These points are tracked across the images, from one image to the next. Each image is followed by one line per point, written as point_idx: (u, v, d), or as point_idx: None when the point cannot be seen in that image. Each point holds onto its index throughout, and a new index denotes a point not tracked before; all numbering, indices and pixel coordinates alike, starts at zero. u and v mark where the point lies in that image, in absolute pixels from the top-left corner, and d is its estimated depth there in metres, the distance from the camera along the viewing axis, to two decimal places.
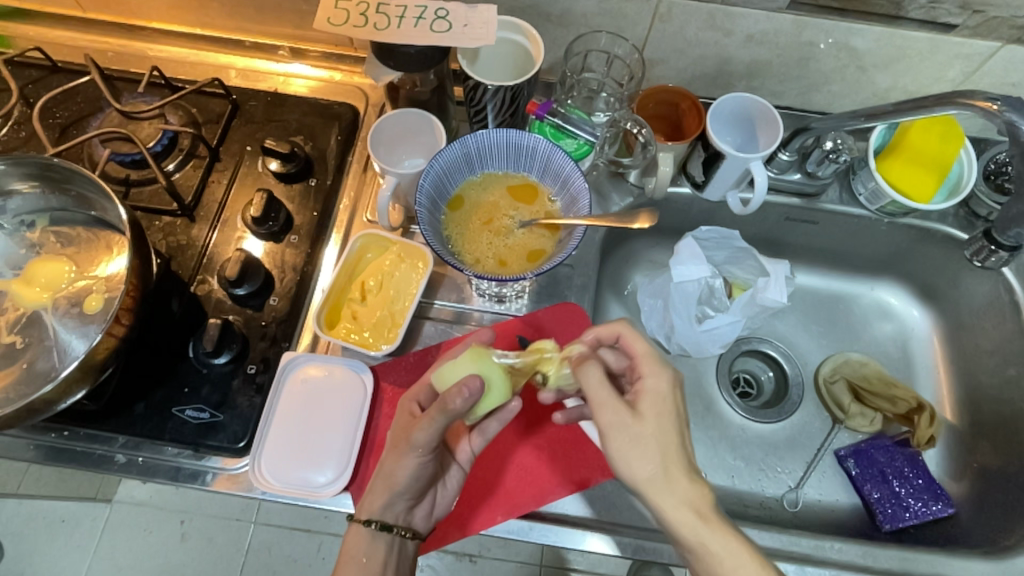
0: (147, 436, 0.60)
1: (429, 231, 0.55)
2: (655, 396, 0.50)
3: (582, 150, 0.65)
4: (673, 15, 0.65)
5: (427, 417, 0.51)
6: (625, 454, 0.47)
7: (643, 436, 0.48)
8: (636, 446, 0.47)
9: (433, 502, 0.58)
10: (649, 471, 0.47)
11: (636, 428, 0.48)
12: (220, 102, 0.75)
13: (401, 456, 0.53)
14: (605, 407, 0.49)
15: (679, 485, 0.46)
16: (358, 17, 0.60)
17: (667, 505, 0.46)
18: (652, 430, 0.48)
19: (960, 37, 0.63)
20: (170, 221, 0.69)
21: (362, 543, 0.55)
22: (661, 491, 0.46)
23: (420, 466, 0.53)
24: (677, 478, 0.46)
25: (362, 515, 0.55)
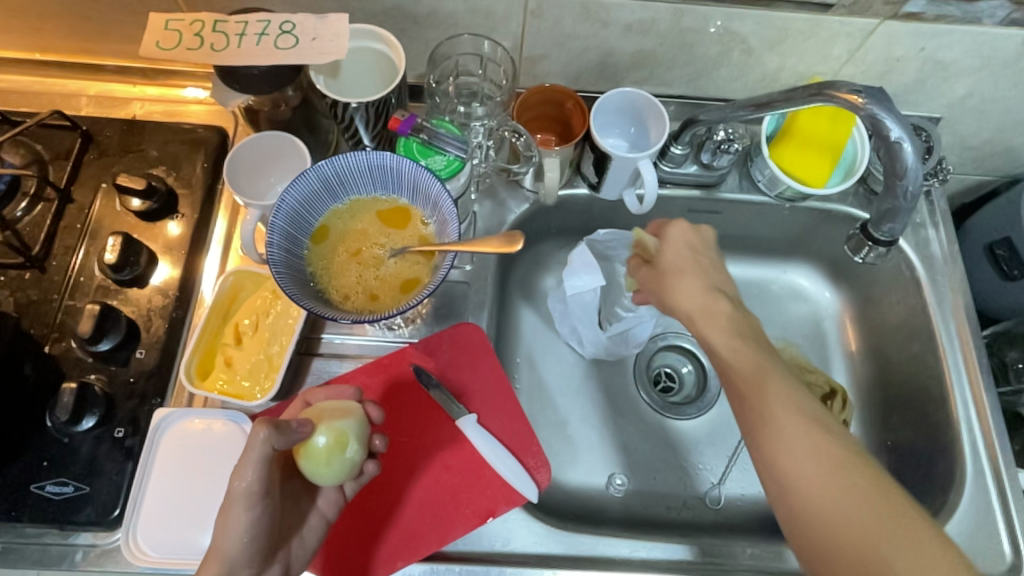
0: (3, 519, 0.55)
1: (285, 271, 0.50)
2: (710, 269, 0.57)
3: (452, 166, 0.59)
4: (544, 10, 0.61)
5: (245, 456, 0.45)
6: (679, 294, 0.56)
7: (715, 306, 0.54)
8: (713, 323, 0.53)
9: (287, 563, 0.50)
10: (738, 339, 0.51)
11: (687, 273, 0.56)
12: (69, 135, 0.68)
13: (227, 513, 0.45)
14: (678, 274, 0.56)
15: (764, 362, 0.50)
16: (192, 38, 0.54)
17: (765, 382, 0.48)
18: (701, 274, 0.56)
19: (839, 16, 0.61)
20: (18, 275, 0.62)
21: None
22: (745, 359, 0.50)
23: (252, 519, 0.45)
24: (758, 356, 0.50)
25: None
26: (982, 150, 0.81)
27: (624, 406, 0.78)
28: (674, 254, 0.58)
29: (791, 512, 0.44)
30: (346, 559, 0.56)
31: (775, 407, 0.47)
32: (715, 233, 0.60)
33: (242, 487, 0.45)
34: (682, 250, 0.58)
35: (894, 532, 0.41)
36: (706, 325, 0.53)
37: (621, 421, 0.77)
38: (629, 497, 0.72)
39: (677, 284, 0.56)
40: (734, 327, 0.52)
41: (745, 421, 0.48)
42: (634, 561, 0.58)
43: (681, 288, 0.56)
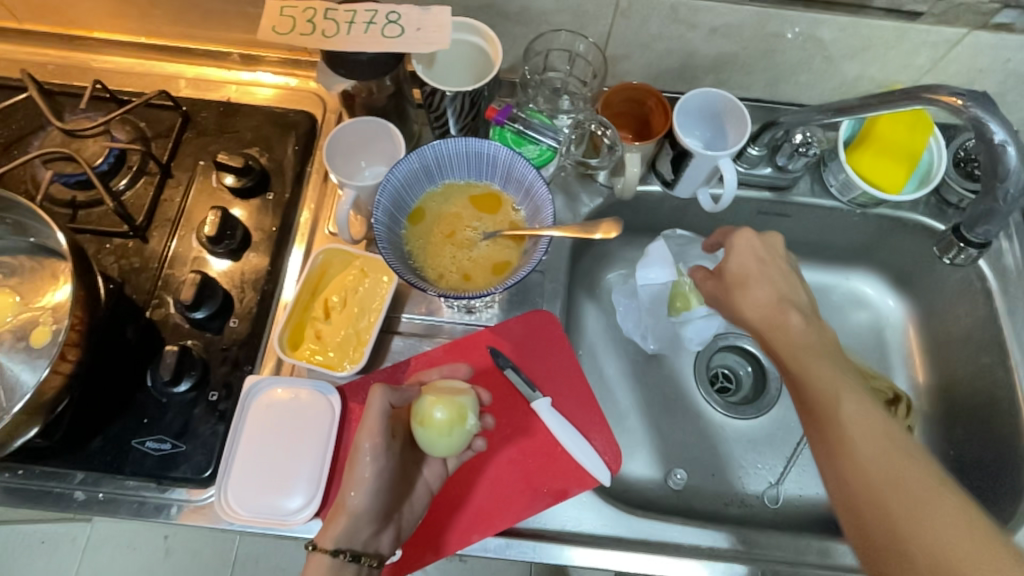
0: (106, 470, 0.58)
1: (388, 247, 0.53)
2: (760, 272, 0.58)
3: (544, 156, 0.65)
4: (634, 10, 0.63)
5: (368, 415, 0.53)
6: (743, 301, 0.58)
7: (769, 313, 0.57)
8: (763, 312, 0.57)
9: (399, 527, 0.55)
10: (771, 321, 0.56)
11: (754, 292, 0.58)
12: (170, 114, 0.72)
13: (355, 466, 0.53)
14: (740, 287, 0.59)
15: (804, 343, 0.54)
16: (305, 25, 0.57)
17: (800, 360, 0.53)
18: (775, 288, 0.58)
19: (926, 25, 0.62)
20: (122, 243, 0.66)
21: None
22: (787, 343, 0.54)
23: (377, 473, 0.53)
24: (797, 342, 0.54)
25: (321, 546, 0.50)
26: None
27: (684, 403, 0.79)
28: (739, 262, 0.59)
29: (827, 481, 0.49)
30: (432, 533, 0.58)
31: (842, 415, 0.48)
32: (782, 241, 0.61)
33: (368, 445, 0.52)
34: (746, 261, 0.59)
35: (956, 527, 0.42)
36: (776, 340, 0.55)
37: (680, 416, 0.78)
38: (688, 490, 0.73)
39: (743, 300, 0.58)
40: (774, 314, 0.56)
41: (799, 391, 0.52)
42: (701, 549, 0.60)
43: (747, 305, 0.58)
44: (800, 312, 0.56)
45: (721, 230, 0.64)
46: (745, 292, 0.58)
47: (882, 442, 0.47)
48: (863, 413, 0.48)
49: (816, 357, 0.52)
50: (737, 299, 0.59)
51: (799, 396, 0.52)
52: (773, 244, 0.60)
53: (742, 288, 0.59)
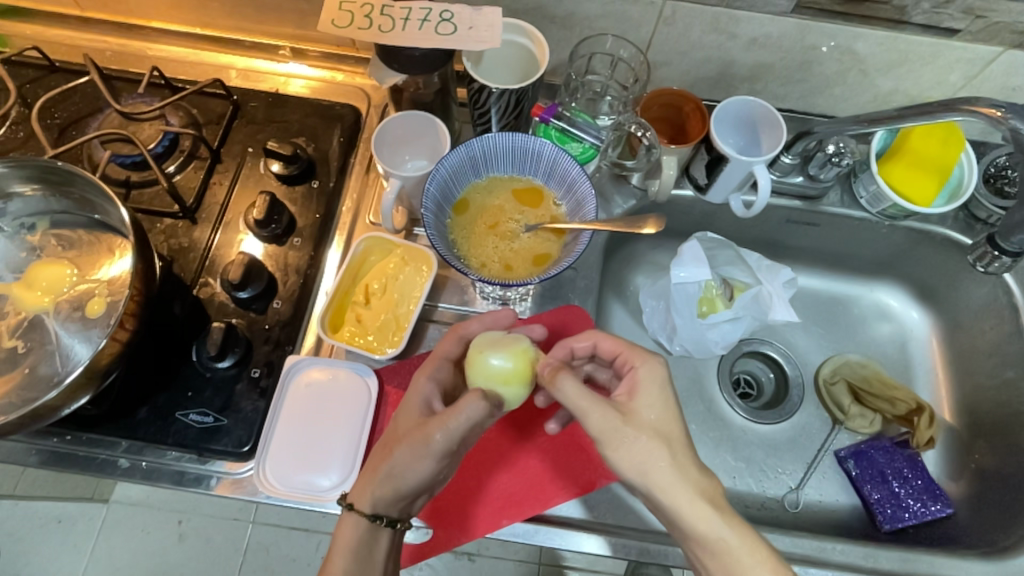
0: (150, 440, 0.60)
1: (435, 234, 0.55)
2: (649, 385, 0.52)
3: (587, 153, 0.66)
4: (677, 18, 0.65)
5: (410, 395, 0.56)
6: (621, 455, 0.49)
7: (649, 472, 0.48)
8: (625, 445, 0.49)
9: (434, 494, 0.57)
10: (646, 458, 0.48)
11: (621, 434, 0.49)
12: (222, 103, 0.75)
13: (416, 457, 0.51)
14: (593, 411, 0.49)
15: (693, 477, 0.48)
16: (362, 19, 0.60)
17: (682, 503, 0.47)
18: (658, 425, 0.50)
19: (962, 42, 0.64)
20: (171, 224, 0.68)
21: (359, 533, 0.53)
22: (678, 488, 0.47)
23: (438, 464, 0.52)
24: (689, 471, 0.48)
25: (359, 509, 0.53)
26: None
27: (706, 405, 0.80)
28: (648, 401, 0.51)
29: None
30: (449, 511, 0.60)
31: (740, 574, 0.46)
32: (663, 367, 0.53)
33: (402, 422, 0.55)
34: (639, 402, 0.51)
35: None
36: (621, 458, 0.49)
37: (702, 417, 0.79)
38: None
39: (606, 434, 0.49)
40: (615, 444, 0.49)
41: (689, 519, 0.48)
42: None
43: (613, 449, 0.49)
44: (673, 447, 0.49)
45: (605, 340, 0.57)
46: (613, 446, 0.49)
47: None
48: (755, 561, 0.46)
49: (698, 503, 0.47)
50: (608, 444, 0.49)
51: (669, 517, 0.49)
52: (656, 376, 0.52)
53: (630, 416, 0.50)
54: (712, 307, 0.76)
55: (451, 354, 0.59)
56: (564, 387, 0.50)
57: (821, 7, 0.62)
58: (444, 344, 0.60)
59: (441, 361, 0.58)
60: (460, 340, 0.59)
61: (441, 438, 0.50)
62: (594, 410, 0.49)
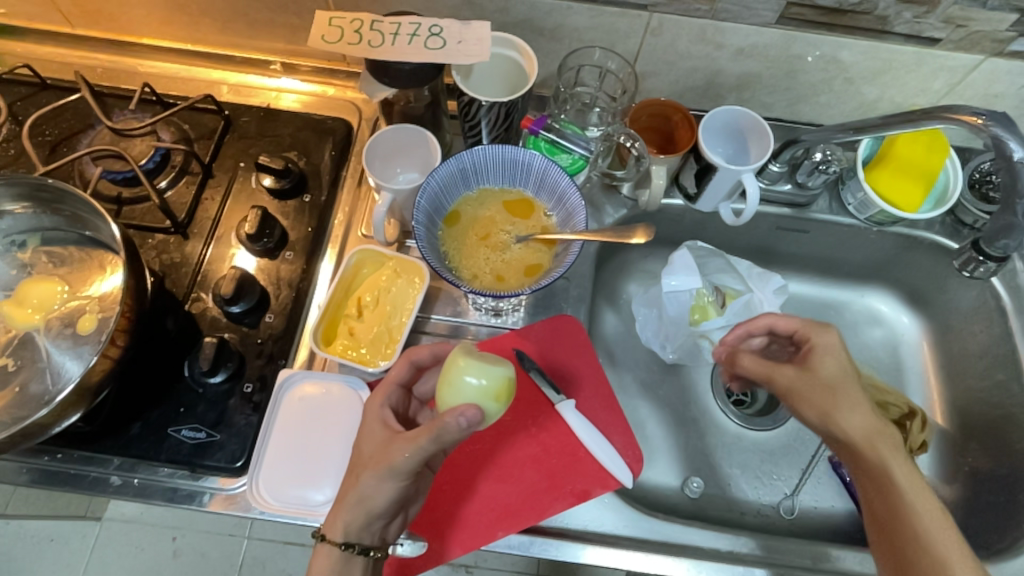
0: (142, 457, 0.59)
1: (426, 247, 0.55)
2: (829, 351, 0.55)
3: (577, 165, 0.67)
4: (664, 29, 0.66)
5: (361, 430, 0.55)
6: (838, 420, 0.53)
7: (862, 429, 0.53)
8: (817, 394, 0.54)
9: (404, 515, 0.57)
10: (830, 409, 0.53)
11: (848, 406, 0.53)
12: (213, 118, 0.75)
13: (379, 479, 0.51)
14: (775, 371, 0.57)
15: (869, 425, 0.53)
16: (352, 35, 0.60)
17: (878, 448, 0.52)
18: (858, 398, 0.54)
19: (944, 50, 0.65)
20: (163, 239, 0.68)
21: (333, 564, 0.53)
22: (874, 438, 0.52)
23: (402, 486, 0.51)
24: (869, 421, 0.53)
25: (331, 538, 0.53)
26: None
27: (701, 413, 0.80)
28: (831, 364, 0.55)
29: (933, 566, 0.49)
30: (436, 519, 0.60)
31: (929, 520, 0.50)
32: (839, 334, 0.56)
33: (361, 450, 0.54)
34: (829, 363, 0.55)
35: None
36: (880, 458, 0.52)
37: (696, 425, 0.79)
38: (704, 499, 0.74)
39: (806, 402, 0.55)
40: (798, 396, 0.55)
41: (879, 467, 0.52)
42: (719, 552, 0.61)
43: (833, 414, 0.53)
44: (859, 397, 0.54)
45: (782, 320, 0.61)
46: (804, 403, 0.55)
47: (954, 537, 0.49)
48: (932, 508, 0.51)
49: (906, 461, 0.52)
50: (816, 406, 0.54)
51: (860, 463, 0.54)
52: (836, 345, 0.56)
53: (808, 373, 0.55)
54: (704, 314, 0.77)
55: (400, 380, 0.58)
56: (745, 360, 0.60)
57: (804, 17, 0.63)
58: (396, 367, 0.58)
59: (392, 387, 0.58)
60: (411, 365, 0.58)
61: (408, 463, 0.50)
62: (776, 369, 0.57)
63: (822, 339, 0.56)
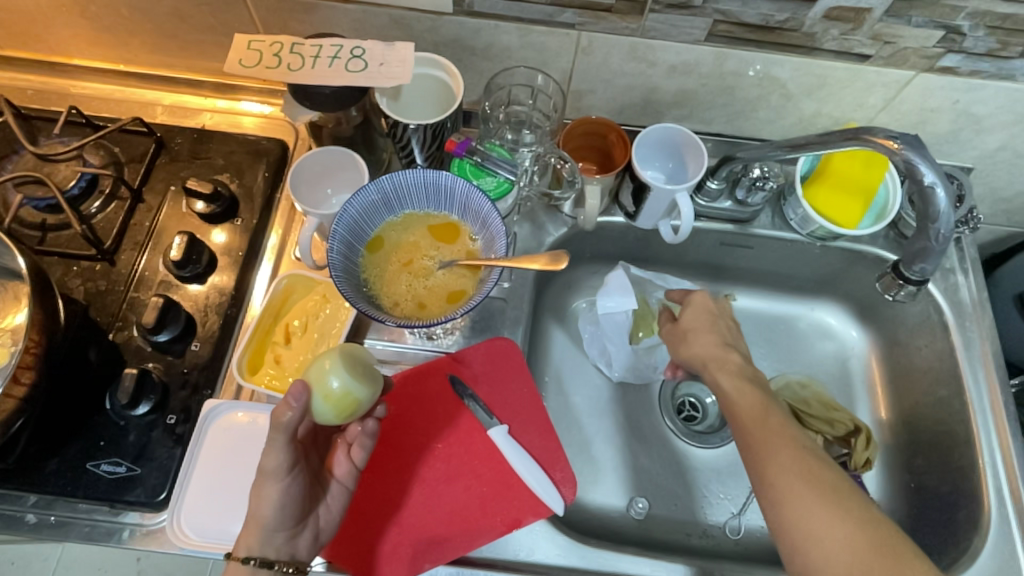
0: (59, 494, 0.58)
1: (343, 276, 0.54)
2: (699, 307, 0.65)
3: (502, 188, 0.65)
4: (595, 47, 0.65)
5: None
6: (697, 347, 0.62)
7: (711, 355, 0.61)
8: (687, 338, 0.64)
9: (316, 528, 0.55)
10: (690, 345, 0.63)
11: (705, 335, 0.63)
12: (144, 140, 0.74)
13: (261, 485, 0.52)
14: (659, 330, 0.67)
15: (718, 352, 0.61)
16: (271, 58, 0.59)
17: (718, 373, 0.60)
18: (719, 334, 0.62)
19: (876, 66, 0.64)
20: (89, 266, 0.67)
21: None
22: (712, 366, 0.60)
23: (285, 488, 0.52)
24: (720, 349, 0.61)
25: (235, 553, 0.51)
26: (1013, 203, 0.84)
27: (648, 431, 0.79)
28: (694, 318, 0.65)
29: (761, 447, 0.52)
30: (357, 551, 0.58)
31: (766, 424, 0.53)
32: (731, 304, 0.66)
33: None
34: (697, 318, 0.64)
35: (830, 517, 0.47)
36: (716, 372, 0.59)
37: (643, 444, 0.78)
38: (649, 520, 0.73)
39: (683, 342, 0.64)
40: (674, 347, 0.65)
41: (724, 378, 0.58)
42: None
43: (693, 345, 0.63)
44: (720, 336, 0.62)
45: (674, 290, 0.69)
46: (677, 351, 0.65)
47: (796, 436, 0.52)
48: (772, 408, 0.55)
49: (752, 385, 0.57)
50: (687, 341, 0.63)
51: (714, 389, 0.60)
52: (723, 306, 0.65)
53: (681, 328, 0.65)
54: (647, 330, 0.78)
55: None
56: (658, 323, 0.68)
57: (733, 34, 0.62)
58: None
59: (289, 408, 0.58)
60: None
61: (269, 462, 0.51)
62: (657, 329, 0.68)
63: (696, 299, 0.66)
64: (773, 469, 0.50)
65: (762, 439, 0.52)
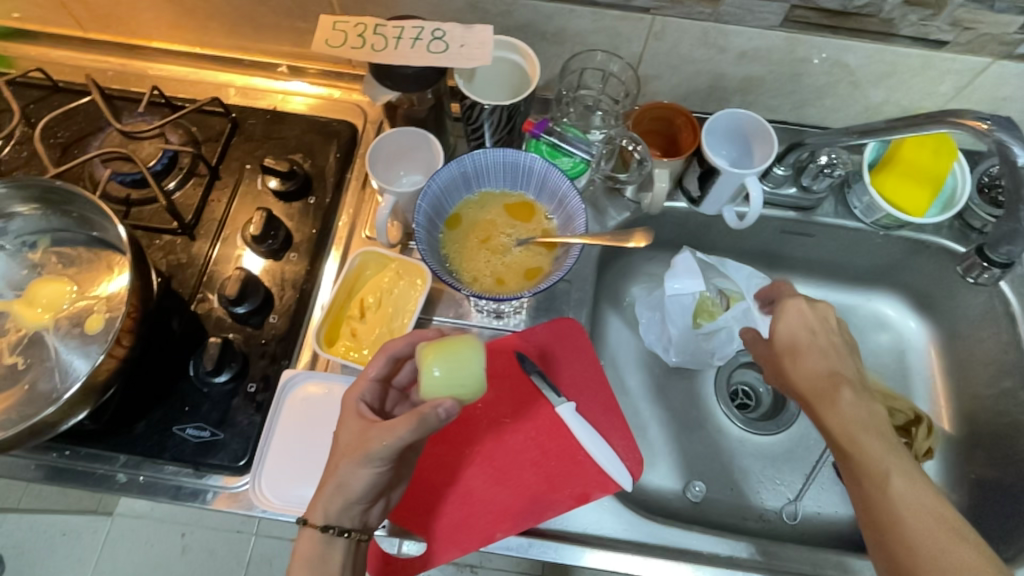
0: (147, 455, 0.60)
1: (426, 250, 0.56)
2: (798, 321, 0.60)
3: (578, 168, 0.67)
4: (667, 33, 0.66)
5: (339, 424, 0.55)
6: (801, 385, 0.59)
7: (814, 376, 0.58)
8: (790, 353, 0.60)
9: (387, 498, 0.57)
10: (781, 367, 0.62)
11: (815, 364, 0.58)
12: (220, 120, 0.76)
13: (357, 467, 0.51)
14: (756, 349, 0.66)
15: (814, 369, 0.58)
16: (356, 38, 0.61)
17: (823, 394, 0.56)
18: (828, 368, 0.58)
19: (951, 53, 0.64)
20: (170, 240, 0.69)
21: (316, 546, 0.53)
22: (810, 388, 0.58)
23: (380, 471, 0.51)
24: (819, 365, 0.58)
25: (313, 520, 0.53)
26: None
27: (704, 416, 0.80)
28: (793, 332, 0.60)
29: (869, 476, 0.51)
30: (425, 518, 0.60)
31: (889, 491, 0.49)
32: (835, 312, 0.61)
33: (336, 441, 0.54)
34: (798, 332, 0.60)
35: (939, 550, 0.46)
36: (825, 411, 0.56)
37: (699, 428, 0.79)
38: (707, 503, 0.74)
39: (792, 367, 0.60)
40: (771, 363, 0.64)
41: (825, 393, 0.56)
42: (720, 556, 0.61)
43: (794, 380, 0.59)
44: (830, 363, 0.58)
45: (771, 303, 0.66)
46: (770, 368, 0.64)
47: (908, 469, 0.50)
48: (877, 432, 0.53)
49: (877, 436, 0.53)
50: (788, 372, 0.60)
51: (819, 408, 0.57)
52: (825, 314, 0.61)
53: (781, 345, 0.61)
54: (709, 317, 0.77)
55: (378, 374, 0.56)
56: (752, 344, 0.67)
57: (809, 20, 0.62)
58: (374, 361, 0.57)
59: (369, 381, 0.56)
60: (388, 359, 0.56)
61: (378, 450, 0.50)
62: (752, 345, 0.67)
63: (791, 309, 0.61)
64: (882, 499, 0.50)
65: (871, 469, 0.51)
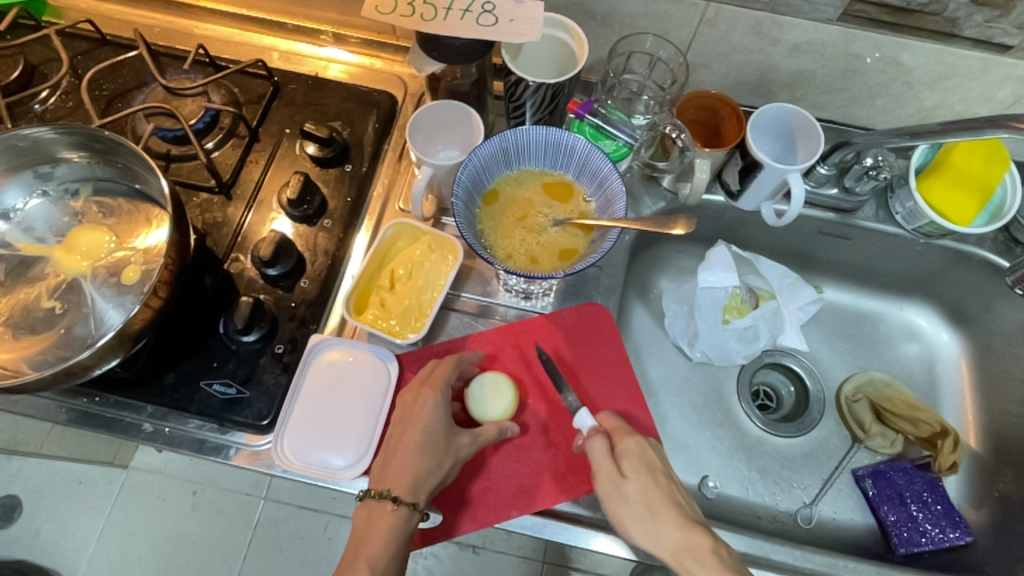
0: (174, 407, 0.61)
1: (463, 222, 0.55)
2: (634, 457, 0.57)
3: (620, 152, 0.68)
4: (720, 20, 0.64)
5: (417, 420, 0.58)
6: (644, 539, 0.54)
7: (671, 539, 0.53)
8: (643, 508, 0.54)
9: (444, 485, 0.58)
10: (667, 529, 0.54)
11: (624, 492, 0.55)
12: (262, 83, 0.76)
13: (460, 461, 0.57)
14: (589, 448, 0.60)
15: (670, 528, 0.54)
16: (406, 7, 0.59)
17: (685, 545, 0.53)
18: (646, 496, 0.55)
19: (1014, 58, 0.62)
20: (207, 198, 0.70)
21: (399, 521, 0.55)
22: (701, 549, 0.52)
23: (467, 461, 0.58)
24: (668, 518, 0.54)
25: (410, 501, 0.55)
26: None
27: (724, 412, 0.79)
28: (633, 471, 0.56)
29: None
30: (450, 496, 0.60)
31: None
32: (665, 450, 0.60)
33: (425, 434, 0.57)
34: (645, 484, 0.55)
35: None
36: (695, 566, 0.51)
37: (717, 425, 0.78)
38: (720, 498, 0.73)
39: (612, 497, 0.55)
40: (656, 511, 0.54)
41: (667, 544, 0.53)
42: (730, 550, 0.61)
43: (633, 526, 0.54)
44: (679, 511, 0.55)
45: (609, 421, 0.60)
46: (658, 529, 0.54)
47: None
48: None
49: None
50: (625, 519, 0.54)
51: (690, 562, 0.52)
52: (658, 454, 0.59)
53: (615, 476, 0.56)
54: (738, 314, 0.77)
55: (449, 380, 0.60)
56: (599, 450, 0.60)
57: (869, 15, 0.61)
58: (443, 368, 0.61)
59: (445, 385, 0.60)
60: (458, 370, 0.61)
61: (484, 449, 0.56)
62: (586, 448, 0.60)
63: (626, 447, 0.57)
64: None
65: None
